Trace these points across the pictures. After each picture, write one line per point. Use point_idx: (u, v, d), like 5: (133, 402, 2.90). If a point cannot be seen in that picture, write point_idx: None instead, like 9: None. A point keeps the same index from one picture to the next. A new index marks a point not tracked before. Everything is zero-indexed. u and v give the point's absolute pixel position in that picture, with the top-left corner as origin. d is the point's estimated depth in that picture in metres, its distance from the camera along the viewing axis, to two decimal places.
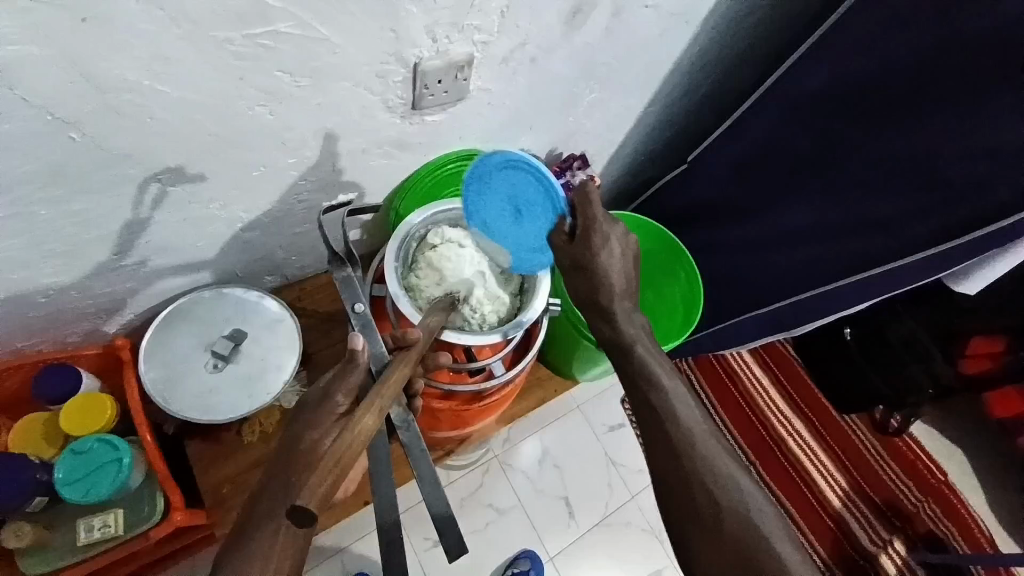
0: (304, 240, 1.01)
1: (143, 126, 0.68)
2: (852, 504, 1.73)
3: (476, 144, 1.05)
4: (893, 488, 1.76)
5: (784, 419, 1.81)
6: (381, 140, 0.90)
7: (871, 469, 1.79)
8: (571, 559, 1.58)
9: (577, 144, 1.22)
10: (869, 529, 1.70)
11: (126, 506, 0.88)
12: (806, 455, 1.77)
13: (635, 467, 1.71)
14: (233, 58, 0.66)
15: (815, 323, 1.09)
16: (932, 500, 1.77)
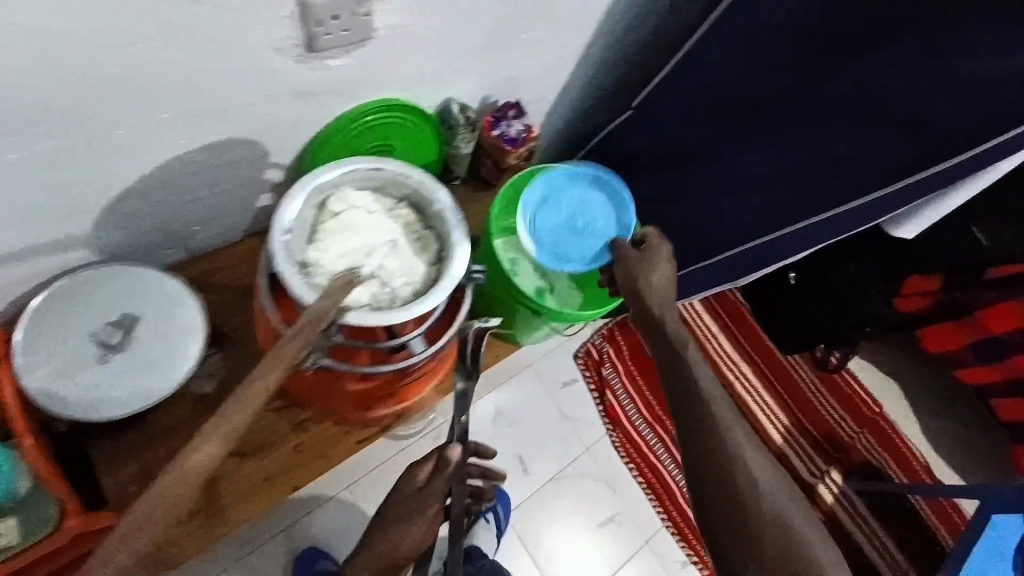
0: (203, 208, 0.89)
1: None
2: (793, 439, 1.81)
3: (396, 94, 0.94)
4: (831, 422, 1.86)
5: (732, 364, 1.84)
6: (279, 90, 0.78)
7: (811, 405, 1.87)
8: (527, 513, 1.61)
9: (512, 91, 1.12)
10: (808, 462, 1.79)
11: (21, 513, 0.77)
12: (751, 396, 1.83)
13: (589, 420, 1.72)
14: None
15: (758, 273, 1.06)
16: (868, 432, 1.87)
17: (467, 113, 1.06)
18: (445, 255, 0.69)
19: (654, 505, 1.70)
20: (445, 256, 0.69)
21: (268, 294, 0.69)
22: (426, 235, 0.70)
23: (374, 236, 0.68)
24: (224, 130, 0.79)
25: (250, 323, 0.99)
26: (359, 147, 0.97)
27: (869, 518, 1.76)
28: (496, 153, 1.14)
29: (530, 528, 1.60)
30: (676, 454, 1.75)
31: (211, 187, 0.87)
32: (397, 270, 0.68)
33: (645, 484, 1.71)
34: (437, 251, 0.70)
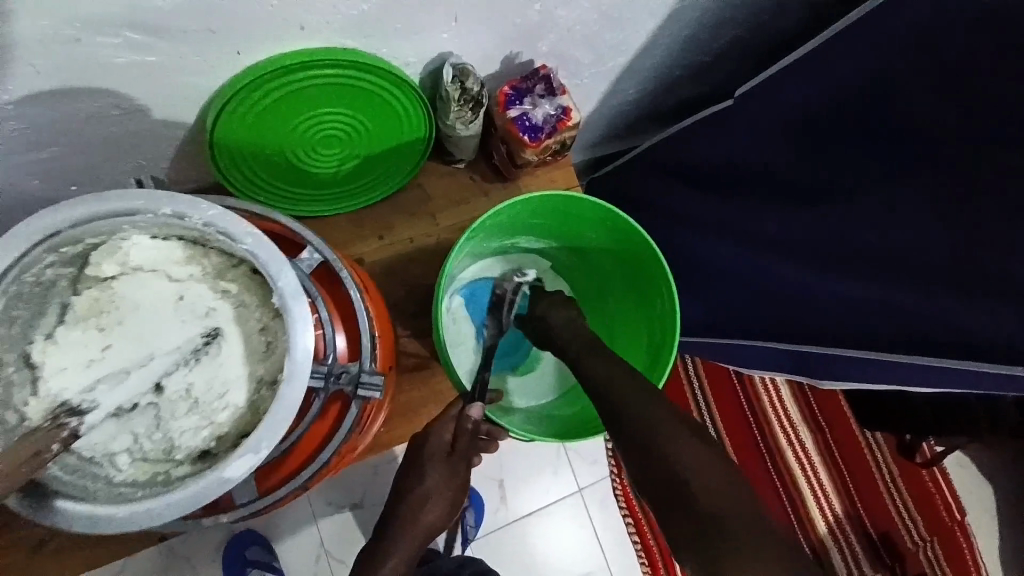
0: (71, 167, 0.64)
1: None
2: (841, 531, 1.46)
3: (350, 41, 0.62)
4: (895, 519, 1.48)
5: (788, 428, 1.48)
6: (134, 16, 0.50)
7: (877, 495, 1.49)
8: (497, 542, 1.40)
9: (549, 51, 0.76)
10: (852, 562, 1.45)
11: None
12: (802, 468, 1.47)
13: (591, 458, 1.45)
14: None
15: (853, 384, 0.70)
16: (938, 542, 1.49)
17: (468, 81, 0.72)
18: (262, 373, 0.51)
19: (643, 566, 1.44)
20: (263, 370, 0.51)
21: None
22: (245, 332, 0.52)
23: (162, 329, 0.50)
24: (65, 76, 0.53)
25: None
26: (300, 114, 0.67)
27: None
28: (509, 142, 0.80)
29: (498, 561, 1.40)
30: None
31: (68, 146, 0.61)
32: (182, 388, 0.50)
33: (638, 538, 1.45)
34: (257, 361, 0.51)
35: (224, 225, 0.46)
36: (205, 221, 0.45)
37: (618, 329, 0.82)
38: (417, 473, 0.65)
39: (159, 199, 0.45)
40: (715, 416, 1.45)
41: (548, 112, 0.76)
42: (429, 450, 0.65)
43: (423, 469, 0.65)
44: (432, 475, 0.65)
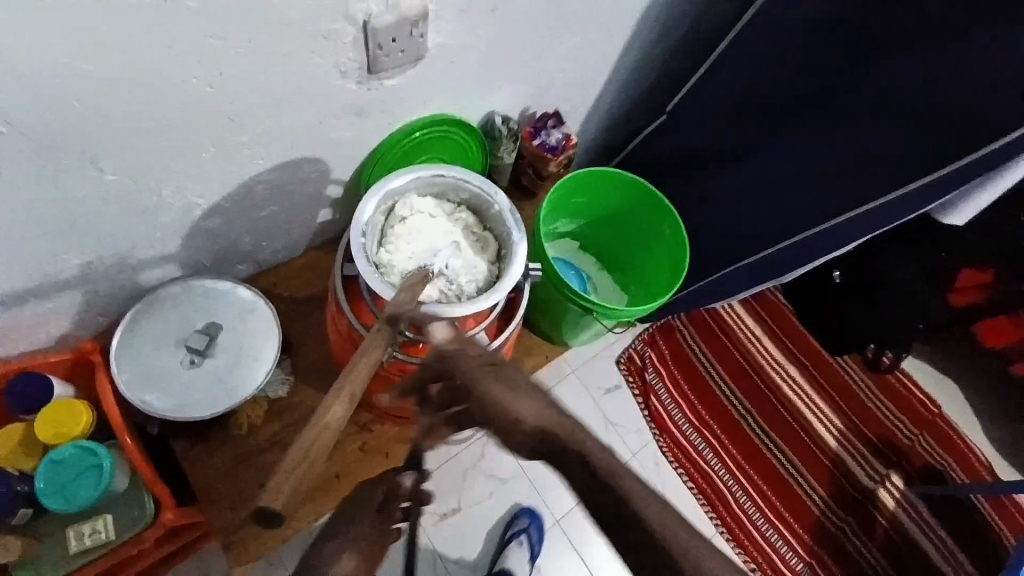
0: (269, 223, 0.95)
1: (55, 106, 0.58)
2: (848, 442, 1.62)
3: (443, 108, 0.98)
4: (886, 421, 1.66)
5: (779, 366, 1.67)
6: (339, 109, 0.82)
7: (863, 405, 1.67)
8: (577, 525, 1.47)
9: (550, 102, 1.16)
10: (866, 465, 1.61)
11: (115, 508, 0.78)
12: (801, 398, 1.65)
13: (636, 427, 1.57)
14: (130, 13, 0.55)
15: (806, 267, 1.05)
16: (927, 433, 1.66)
17: (509, 124, 1.10)
18: (506, 252, 0.72)
19: (707, 513, 1.51)
20: (506, 252, 0.72)
21: (340, 296, 0.74)
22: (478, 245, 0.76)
23: (442, 236, 0.72)
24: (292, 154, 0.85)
25: (314, 332, 1.05)
26: (411, 159, 1.03)
27: (933, 524, 1.57)
28: (537, 162, 1.18)
29: (581, 545, 1.45)
30: (733, 467, 1.56)
31: (278, 203, 0.93)
32: (464, 269, 0.71)
33: (698, 491, 1.53)
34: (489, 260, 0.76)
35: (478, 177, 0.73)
36: (465, 170, 0.72)
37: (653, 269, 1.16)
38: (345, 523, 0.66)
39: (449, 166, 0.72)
40: (721, 370, 1.65)
41: (560, 138, 1.15)
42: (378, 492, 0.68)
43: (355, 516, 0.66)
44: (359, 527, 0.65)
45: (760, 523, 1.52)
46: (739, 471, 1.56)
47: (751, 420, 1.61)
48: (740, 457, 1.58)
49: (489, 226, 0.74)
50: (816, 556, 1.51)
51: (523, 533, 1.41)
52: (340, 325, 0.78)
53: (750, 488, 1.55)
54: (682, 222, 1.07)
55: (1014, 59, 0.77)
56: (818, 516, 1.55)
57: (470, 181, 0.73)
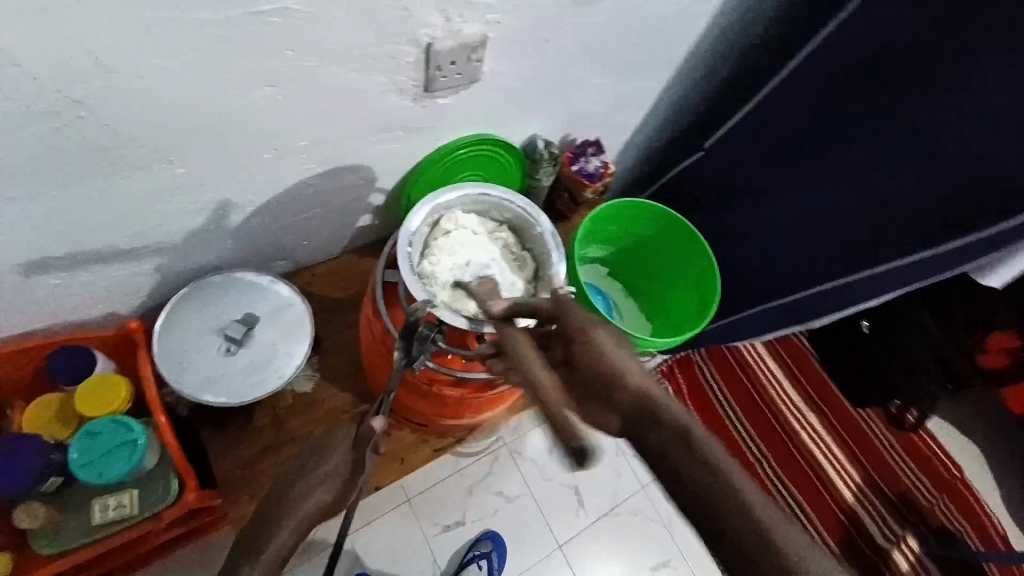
0: (313, 224, 0.99)
1: (139, 102, 0.62)
2: (864, 498, 1.58)
3: (489, 128, 1.02)
4: (906, 480, 1.61)
5: (798, 413, 1.63)
6: (391, 123, 0.86)
7: (884, 462, 1.62)
8: (580, 549, 1.45)
9: (592, 130, 1.19)
10: (880, 523, 1.56)
11: (142, 485, 0.81)
12: (818, 447, 1.61)
13: None
14: (219, 23, 0.59)
15: (837, 315, 1.05)
16: (948, 496, 1.60)
17: (551, 148, 1.13)
18: (543, 273, 0.74)
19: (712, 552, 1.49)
20: (543, 274, 0.74)
21: (379, 300, 0.77)
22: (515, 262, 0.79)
23: (482, 253, 0.74)
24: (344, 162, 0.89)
25: (344, 333, 1.08)
26: (452, 176, 1.06)
27: None
28: (575, 187, 1.21)
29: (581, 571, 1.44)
30: None
31: (323, 207, 0.96)
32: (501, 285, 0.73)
33: (704, 529, 1.51)
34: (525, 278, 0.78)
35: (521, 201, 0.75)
36: (510, 192, 0.75)
37: (678, 304, 1.17)
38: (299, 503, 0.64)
39: (493, 187, 0.75)
40: (738, 411, 1.63)
41: (598, 166, 1.18)
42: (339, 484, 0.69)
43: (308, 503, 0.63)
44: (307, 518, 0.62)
45: None
46: None
47: (765, 464, 1.58)
48: None
49: (528, 247, 0.77)
50: None
51: (484, 558, 1.37)
52: (374, 328, 0.81)
53: None
54: (714, 258, 1.08)
55: None
56: None
57: (515, 202, 0.75)
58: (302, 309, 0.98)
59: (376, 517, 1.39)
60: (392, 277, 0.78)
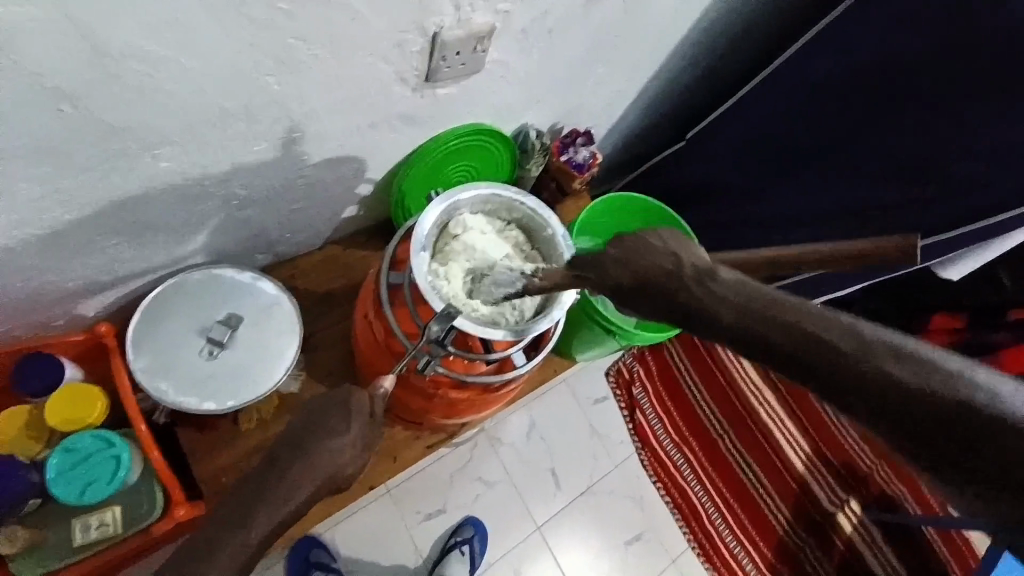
0: (298, 217, 0.92)
1: (125, 90, 0.55)
2: (815, 469, 1.66)
3: (483, 119, 0.98)
4: (851, 452, 1.70)
5: (756, 390, 1.71)
6: (388, 114, 0.81)
7: (832, 434, 1.71)
8: (558, 530, 1.48)
9: (581, 120, 1.17)
10: (827, 489, 1.65)
11: (126, 501, 0.76)
12: (775, 423, 1.69)
13: (620, 438, 1.59)
14: (229, 9, 0.53)
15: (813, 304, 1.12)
16: (885, 463, 1.71)
17: (542, 139, 1.10)
18: None
19: (681, 526, 1.56)
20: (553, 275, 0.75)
21: (386, 302, 0.74)
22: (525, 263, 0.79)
23: (492, 252, 0.74)
24: (336, 153, 0.83)
25: (328, 329, 1.03)
26: (443, 166, 1.01)
27: (888, 552, 1.61)
28: (564, 177, 1.19)
29: (559, 551, 1.47)
30: (706, 481, 1.61)
31: (311, 199, 0.90)
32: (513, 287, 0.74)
33: (674, 506, 1.57)
34: None
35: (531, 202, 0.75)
36: (520, 191, 0.74)
37: None
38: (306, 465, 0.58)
39: (504, 188, 0.74)
40: (704, 391, 1.69)
41: (589, 156, 1.15)
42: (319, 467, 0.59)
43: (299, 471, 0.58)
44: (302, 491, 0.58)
45: (727, 538, 1.57)
46: (712, 487, 1.61)
47: (729, 440, 1.66)
48: (715, 476, 1.62)
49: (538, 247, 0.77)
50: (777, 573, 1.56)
51: (466, 543, 1.38)
52: (377, 329, 0.78)
53: (718, 500, 1.60)
54: None
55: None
56: (781, 536, 1.59)
57: (524, 203, 0.75)
58: (290, 307, 0.92)
59: (355, 509, 1.36)
60: (397, 279, 0.75)
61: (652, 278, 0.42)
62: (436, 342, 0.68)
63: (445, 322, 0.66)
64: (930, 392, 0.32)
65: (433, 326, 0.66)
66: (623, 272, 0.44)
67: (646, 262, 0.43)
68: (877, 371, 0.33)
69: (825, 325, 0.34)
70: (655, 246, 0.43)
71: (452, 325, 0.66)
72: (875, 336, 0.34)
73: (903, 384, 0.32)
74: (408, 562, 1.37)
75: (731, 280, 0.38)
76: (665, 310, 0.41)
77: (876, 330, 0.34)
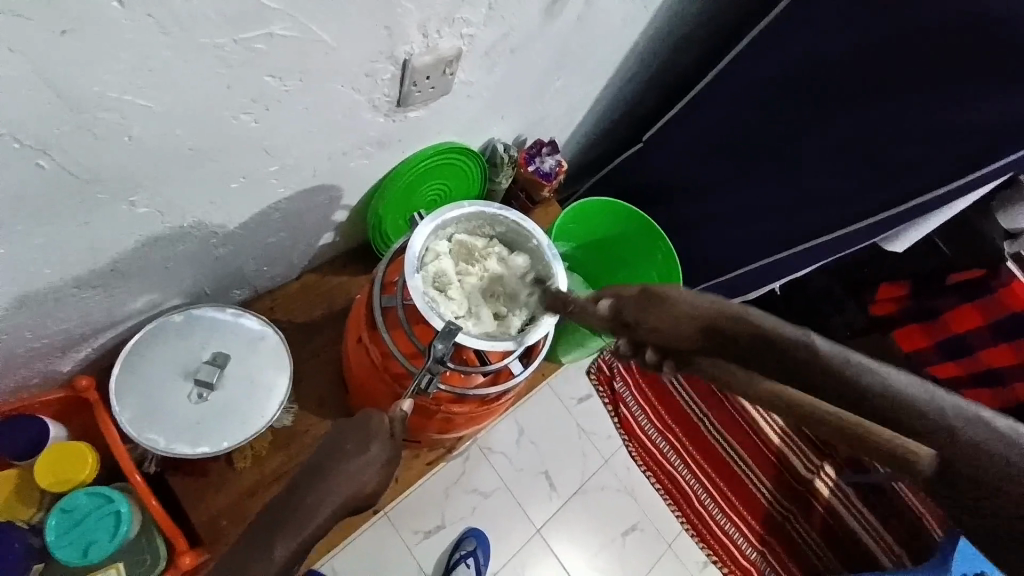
0: (276, 249, 0.92)
1: (105, 140, 0.54)
2: (791, 440, 1.74)
3: (452, 136, 1.00)
4: None
5: None
6: (362, 141, 0.82)
7: None
8: (557, 529, 1.51)
9: (543, 130, 1.20)
10: (805, 458, 1.73)
11: (128, 556, 0.73)
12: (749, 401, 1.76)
13: (607, 432, 1.63)
14: (207, 55, 0.54)
15: (772, 286, 1.20)
16: None
17: (510, 152, 1.12)
18: (542, 282, 0.78)
19: (674, 511, 1.61)
20: (543, 284, 0.78)
21: (381, 325, 0.75)
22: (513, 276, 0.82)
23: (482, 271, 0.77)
24: (312, 182, 0.83)
25: (315, 357, 1.03)
26: (417, 186, 1.02)
27: (864, 511, 1.71)
28: (533, 186, 1.22)
29: (560, 550, 1.50)
30: (692, 464, 1.67)
31: (288, 230, 0.90)
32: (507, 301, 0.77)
33: (664, 491, 1.62)
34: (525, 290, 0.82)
35: (513, 216, 0.78)
36: (502, 205, 0.77)
37: None
38: (316, 495, 0.57)
39: (487, 205, 0.77)
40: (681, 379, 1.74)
41: (555, 163, 1.18)
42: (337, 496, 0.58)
43: (315, 496, 0.57)
44: (319, 523, 0.57)
45: (718, 517, 1.63)
46: (697, 468, 1.67)
47: (708, 423, 1.72)
48: (699, 458, 1.69)
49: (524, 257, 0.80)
50: (767, 544, 1.64)
51: (471, 555, 1.39)
52: (373, 353, 0.78)
53: (704, 480, 1.66)
54: (673, 247, 1.18)
55: (962, 124, 0.89)
56: (766, 507, 1.67)
57: (507, 216, 0.78)
58: (278, 339, 0.91)
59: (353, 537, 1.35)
60: (389, 302, 0.76)
61: (686, 330, 0.53)
62: (438, 360, 0.68)
63: (448, 339, 0.68)
64: (916, 408, 0.44)
65: (437, 345, 0.67)
66: (660, 321, 0.55)
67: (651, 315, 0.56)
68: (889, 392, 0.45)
69: (860, 380, 0.46)
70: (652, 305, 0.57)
71: (455, 341, 0.68)
72: (886, 375, 0.46)
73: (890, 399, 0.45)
74: None
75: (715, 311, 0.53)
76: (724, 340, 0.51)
77: (891, 372, 0.46)
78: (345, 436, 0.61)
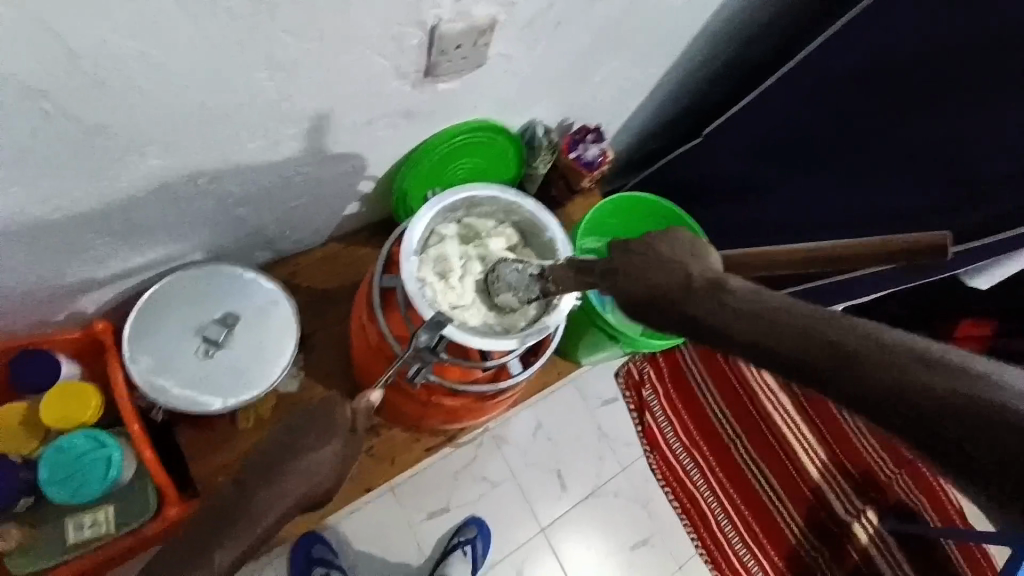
0: (298, 215, 0.90)
1: (111, 87, 0.53)
2: (831, 477, 1.60)
3: (488, 114, 0.95)
4: (869, 459, 1.63)
5: (770, 394, 1.65)
6: (387, 111, 0.78)
7: (849, 439, 1.64)
8: (562, 531, 1.46)
9: (592, 115, 1.12)
10: (844, 499, 1.59)
11: (120, 501, 0.75)
12: (790, 429, 1.62)
13: (628, 440, 1.55)
14: (214, 9, 0.51)
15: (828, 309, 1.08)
16: (906, 473, 1.64)
17: (551, 136, 1.06)
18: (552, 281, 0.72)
19: (690, 533, 1.52)
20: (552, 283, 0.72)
21: (379, 305, 0.73)
22: None
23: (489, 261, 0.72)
24: (334, 150, 0.80)
25: (329, 328, 1.02)
26: (447, 163, 0.98)
27: (903, 563, 1.56)
28: (572, 174, 1.14)
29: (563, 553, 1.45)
30: (717, 486, 1.56)
31: (309, 196, 0.88)
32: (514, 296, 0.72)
33: (683, 510, 1.53)
34: None
35: (528, 206, 0.73)
36: (518, 192, 0.72)
37: None
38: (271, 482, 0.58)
39: (502, 191, 0.72)
40: (716, 395, 1.63)
41: (599, 153, 1.11)
42: (291, 485, 0.58)
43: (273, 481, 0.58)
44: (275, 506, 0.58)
45: (738, 546, 1.53)
46: (722, 492, 1.56)
47: (740, 445, 1.60)
48: (726, 481, 1.57)
49: (537, 251, 0.75)
50: None
51: (470, 543, 1.37)
52: (370, 333, 0.76)
53: (728, 506, 1.55)
54: None
55: None
56: (793, 544, 1.54)
57: (523, 205, 0.73)
58: (286, 304, 0.90)
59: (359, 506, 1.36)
60: (390, 282, 0.73)
61: (658, 283, 0.41)
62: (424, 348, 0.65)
63: (435, 330, 0.64)
64: (930, 372, 0.32)
65: (422, 334, 0.64)
66: (633, 270, 0.43)
67: (645, 271, 0.42)
68: (870, 367, 0.32)
69: (837, 351, 0.33)
70: (656, 255, 0.42)
71: (442, 333, 0.64)
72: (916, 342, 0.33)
73: (918, 378, 0.31)
74: (411, 560, 1.37)
75: (745, 289, 0.38)
76: (662, 320, 0.41)
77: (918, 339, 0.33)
78: (309, 421, 0.61)
